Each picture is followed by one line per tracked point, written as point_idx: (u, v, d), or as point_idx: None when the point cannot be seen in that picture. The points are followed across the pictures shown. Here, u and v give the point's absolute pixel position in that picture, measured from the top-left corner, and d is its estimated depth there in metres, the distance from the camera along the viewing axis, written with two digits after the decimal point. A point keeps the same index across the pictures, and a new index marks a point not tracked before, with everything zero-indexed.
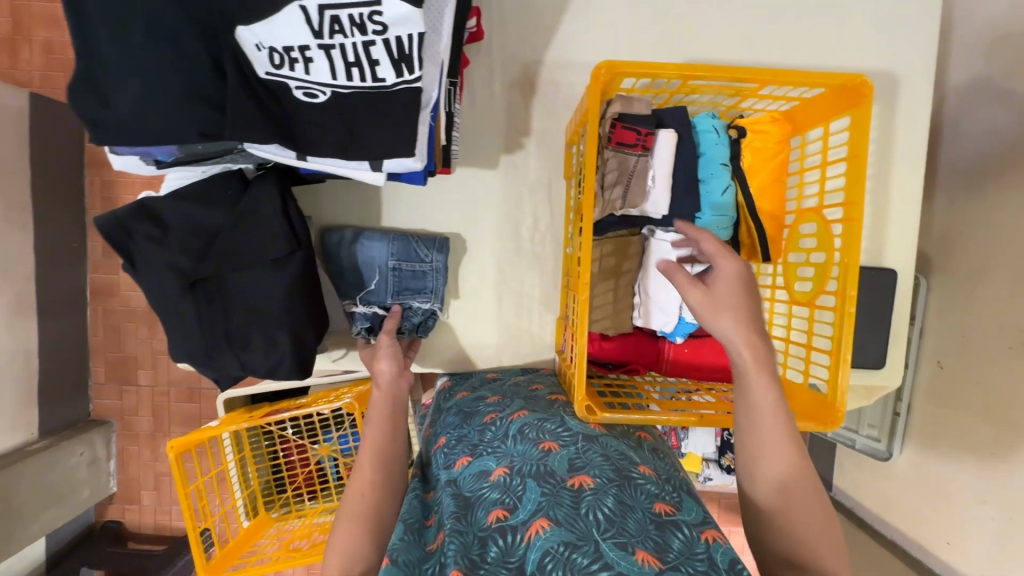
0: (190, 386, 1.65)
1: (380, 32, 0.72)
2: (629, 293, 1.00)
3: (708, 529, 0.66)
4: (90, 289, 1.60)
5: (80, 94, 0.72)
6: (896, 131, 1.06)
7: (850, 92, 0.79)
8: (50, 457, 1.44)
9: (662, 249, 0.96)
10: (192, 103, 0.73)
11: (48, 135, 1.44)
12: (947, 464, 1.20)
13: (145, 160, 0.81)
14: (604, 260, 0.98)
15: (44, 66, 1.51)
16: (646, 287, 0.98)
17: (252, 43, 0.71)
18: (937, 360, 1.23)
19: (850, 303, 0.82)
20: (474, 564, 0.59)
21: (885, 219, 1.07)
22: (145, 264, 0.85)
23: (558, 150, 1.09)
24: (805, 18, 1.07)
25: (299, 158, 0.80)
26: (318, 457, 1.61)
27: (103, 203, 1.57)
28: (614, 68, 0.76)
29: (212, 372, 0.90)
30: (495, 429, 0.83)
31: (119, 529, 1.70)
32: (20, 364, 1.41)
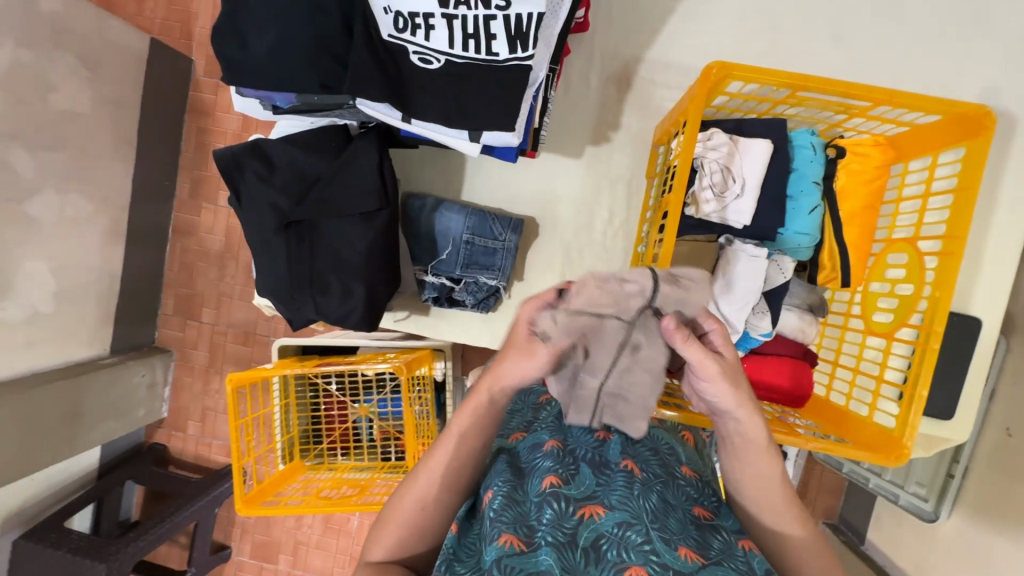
0: (247, 329, 1.73)
1: (503, 8, 0.75)
2: None
3: (746, 536, 0.63)
4: (173, 225, 1.71)
5: (223, 36, 0.79)
6: (1005, 174, 1.00)
7: (970, 122, 0.76)
8: (115, 373, 1.56)
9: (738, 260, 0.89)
10: (318, 55, 0.78)
11: (162, 78, 1.56)
12: (1000, 535, 1.12)
13: (264, 104, 0.88)
14: None
15: (165, 15, 1.63)
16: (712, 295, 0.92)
17: (381, 6, 0.77)
18: (1006, 427, 1.15)
19: (934, 340, 0.79)
20: (531, 530, 0.59)
21: (978, 264, 1.02)
22: (250, 199, 0.92)
23: (643, 149, 1.10)
24: (919, 48, 1.04)
25: (402, 119, 0.83)
26: (356, 417, 1.66)
27: (197, 147, 1.68)
28: (725, 69, 0.76)
29: (288, 311, 0.96)
30: (550, 406, 0.81)
31: (163, 451, 1.81)
32: (106, 283, 1.53)
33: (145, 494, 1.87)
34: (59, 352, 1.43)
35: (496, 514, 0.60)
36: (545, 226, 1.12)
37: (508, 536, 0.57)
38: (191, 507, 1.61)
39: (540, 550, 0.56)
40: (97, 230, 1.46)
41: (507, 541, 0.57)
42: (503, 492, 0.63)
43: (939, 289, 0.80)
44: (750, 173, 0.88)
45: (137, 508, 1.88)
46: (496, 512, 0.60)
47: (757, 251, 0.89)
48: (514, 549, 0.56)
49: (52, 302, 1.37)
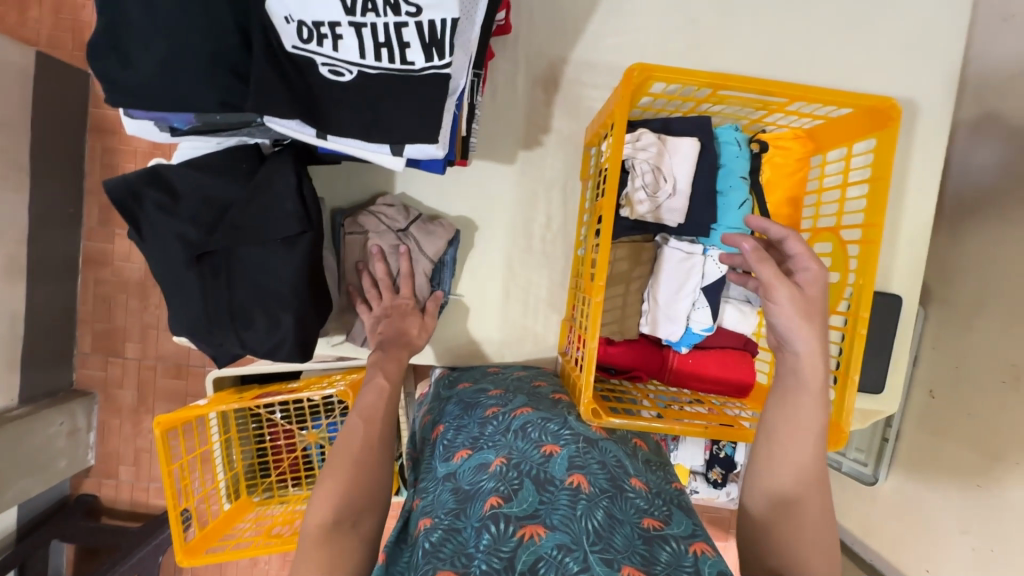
0: (177, 362, 1.60)
1: (414, 15, 0.70)
2: (637, 301, 0.97)
3: (697, 542, 0.61)
4: (83, 255, 1.56)
5: (102, 52, 0.70)
6: (913, 157, 1.06)
7: (878, 114, 0.79)
8: (29, 424, 1.40)
9: (675, 258, 0.93)
10: (215, 72, 0.72)
11: (55, 95, 1.41)
12: (931, 493, 1.20)
13: (160, 126, 0.80)
14: (615, 264, 0.95)
15: (51, 25, 1.47)
16: (656, 293, 0.95)
17: (281, 15, 0.70)
18: (929, 389, 1.23)
19: (862, 325, 0.82)
20: (468, 560, 0.57)
21: (895, 243, 1.07)
22: (153, 231, 0.83)
23: (577, 150, 1.09)
24: (828, 40, 1.08)
25: (317, 136, 0.78)
26: (305, 444, 1.58)
27: (103, 168, 1.54)
28: (646, 71, 0.75)
29: (211, 348, 0.88)
30: (497, 422, 0.80)
31: (94, 502, 1.66)
32: (8, 327, 1.37)
33: (77, 551, 1.71)
34: None
35: (433, 549, 0.59)
36: (484, 233, 1.09)
37: (443, 571, 0.56)
38: (129, 560, 1.47)
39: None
40: None
41: None
42: (445, 524, 0.63)
43: (862, 276, 0.83)
44: (680, 174, 0.89)
45: (69, 567, 1.71)
46: (432, 547, 0.60)
47: (691, 247, 0.93)
48: None
49: None
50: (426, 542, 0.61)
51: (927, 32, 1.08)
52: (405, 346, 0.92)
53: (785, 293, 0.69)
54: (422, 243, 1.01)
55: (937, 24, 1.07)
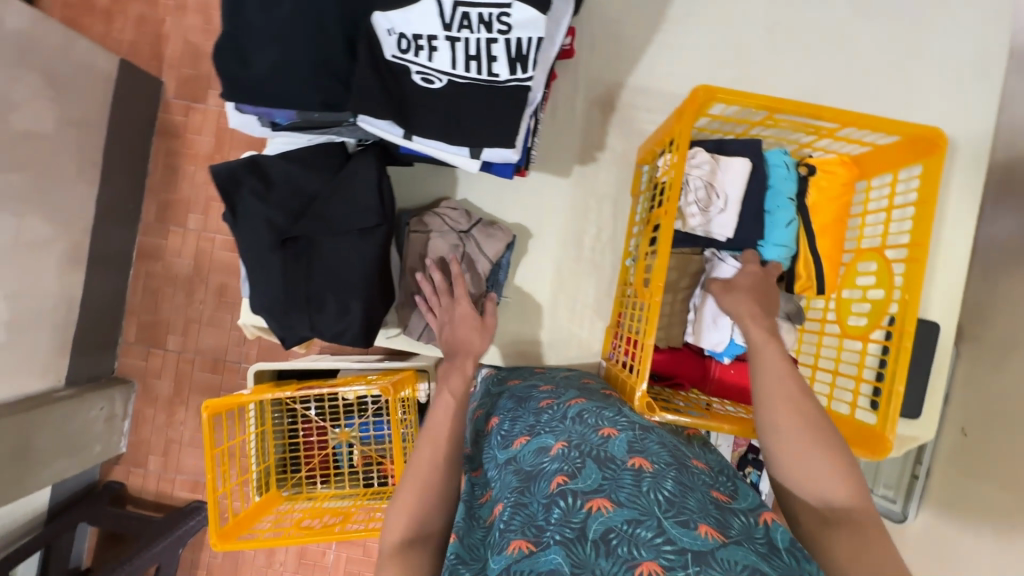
0: (215, 357, 1.66)
1: (504, 32, 0.79)
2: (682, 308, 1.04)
3: (765, 512, 0.64)
4: (138, 249, 1.66)
5: (225, 56, 0.80)
6: (952, 191, 1.11)
7: (925, 142, 0.85)
8: (70, 406, 1.47)
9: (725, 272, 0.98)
10: (323, 74, 0.80)
11: (131, 99, 1.53)
12: (963, 528, 1.18)
13: (263, 121, 0.89)
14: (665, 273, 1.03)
15: (134, 37, 1.61)
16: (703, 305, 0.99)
17: (384, 28, 0.80)
18: (962, 427, 1.24)
19: (907, 339, 0.85)
20: (539, 530, 0.61)
21: (934, 272, 1.11)
22: (246, 215, 0.90)
23: (628, 168, 1.15)
24: (868, 79, 1.15)
25: (404, 136, 0.86)
26: (336, 442, 1.61)
27: (165, 169, 1.64)
28: (711, 92, 0.81)
29: (281, 328, 0.94)
30: (552, 412, 0.84)
31: (121, 489, 1.70)
32: (63, 310, 1.45)
33: (99, 537, 1.74)
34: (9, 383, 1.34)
35: (505, 523, 0.65)
36: (538, 237, 1.15)
37: (518, 542, 0.61)
38: (151, 549, 1.50)
39: (549, 549, 0.58)
40: (55, 254, 1.39)
41: (516, 547, 0.60)
42: (513, 502, 0.67)
43: (907, 293, 0.87)
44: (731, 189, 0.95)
45: (89, 553, 1.74)
46: (506, 522, 0.64)
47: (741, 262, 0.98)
48: (522, 553, 0.59)
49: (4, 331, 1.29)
50: (499, 519, 0.67)
51: (962, 77, 1.14)
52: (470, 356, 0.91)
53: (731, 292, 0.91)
54: (481, 245, 1.07)
55: (972, 70, 1.14)
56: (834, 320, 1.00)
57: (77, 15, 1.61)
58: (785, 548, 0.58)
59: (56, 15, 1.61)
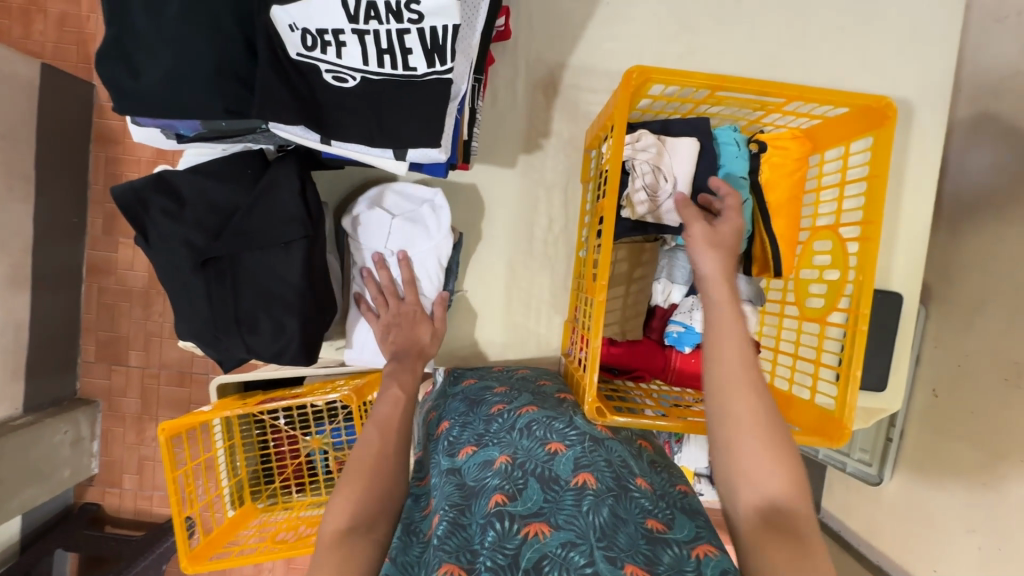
0: (180, 371, 1.60)
1: (416, 21, 0.72)
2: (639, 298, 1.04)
3: (701, 544, 0.61)
4: (86, 265, 1.57)
5: (110, 64, 0.72)
6: (910, 156, 1.07)
7: (875, 113, 0.80)
8: (31, 434, 1.41)
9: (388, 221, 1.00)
10: (222, 78, 0.73)
11: (59, 107, 1.42)
12: (934, 493, 1.19)
13: (167, 133, 0.81)
14: (616, 265, 1.03)
15: (56, 38, 1.48)
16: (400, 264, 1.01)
17: (286, 23, 0.71)
18: (932, 388, 1.22)
19: (862, 321, 0.83)
20: (473, 556, 0.57)
21: (895, 242, 1.08)
22: (160, 237, 0.84)
23: (577, 152, 1.10)
24: (823, 43, 1.10)
25: (322, 141, 0.79)
26: (309, 450, 1.57)
27: (105, 178, 1.54)
28: (645, 74, 0.76)
29: (217, 353, 0.88)
30: (501, 421, 0.81)
31: (98, 511, 1.65)
32: (11, 336, 1.37)
33: (81, 561, 1.70)
34: None
35: (440, 542, 0.59)
36: (486, 238, 1.10)
37: (449, 565, 0.56)
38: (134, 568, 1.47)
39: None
40: None
41: (447, 571, 0.55)
42: (448, 518, 0.63)
43: (861, 273, 0.84)
44: (444, 225, 1.00)
45: None
46: (440, 539, 0.60)
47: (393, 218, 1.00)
48: None
49: None
50: (434, 534, 0.62)
51: (919, 35, 1.09)
52: (417, 355, 0.93)
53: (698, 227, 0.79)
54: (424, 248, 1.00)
55: (929, 26, 1.09)
56: (793, 301, 0.98)
57: None
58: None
59: None
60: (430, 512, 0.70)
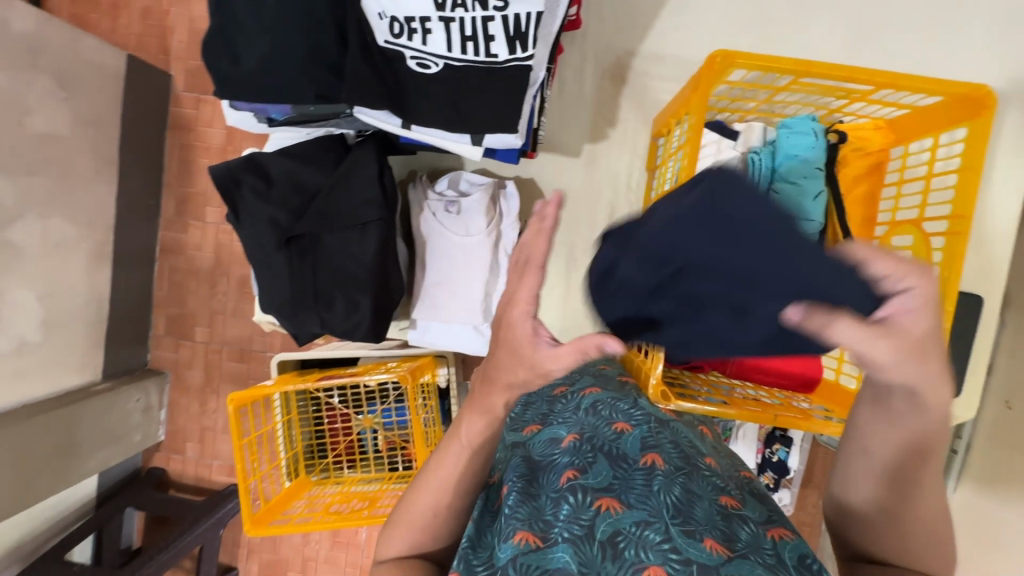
0: (242, 347, 1.68)
1: (501, 8, 0.74)
2: None
3: (775, 527, 0.61)
4: (160, 244, 1.67)
5: (214, 51, 0.77)
6: (999, 153, 1.02)
7: (971, 102, 0.77)
8: (106, 399, 1.52)
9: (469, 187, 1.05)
10: (314, 66, 0.77)
11: (141, 95, 1.52)
12: (1005, 508, 1.12)
13: (259, 117, 0.86)
14: None
15: (140, 30, 1.58)
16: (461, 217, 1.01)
17: (375, 12, 0.76)
18: (1006, 400, 1.16)
19: (944, 319, 0.80)
20: (547, 525, 0.58)
21: (977, 241, 1.03)
22: (248, 216, 0.89)
23: (641, 142, 1.09)
24: (903, 34, 1.06)
25: (402, 125, 0.81)
26: (360, 429, 1.62)
27: (179, 163, 1.63)
28: (729, 58, 0.74)
29: (293, 327, 0.93)
30: (566, 401, 0.82)
31: (163, 475, 1.77)
32: (94, 307, 1.48)
33: (146, 520, 1.83)
34: (50, 380, 1.39)
35: (511, 508, 0.60)
36: (548, 226, 1.12)
37: (523, 533, 0.56)
38: (194, 531, 1.56)
39: (556, 546, 0.55)
40: (81, 255, 1.41)
41: (523, 539, 0.56)
42: (519, 488, 0.63)
43: (946, 270, 0.81)
44: (512, 213, 1.04)
45: (139, 535, 1.83)
46: (512, 508, 0.60)
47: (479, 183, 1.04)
48: (529, 546, 0.55)
49: (40, 330, 1.33)
50: (504, 502, 0.62)
51: (1011, 27, 1.04)
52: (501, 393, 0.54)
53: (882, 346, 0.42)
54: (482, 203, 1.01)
55: (1021, 17, 1.03)
56: None
57: (83, 11, 1.59)
58: (793, 563, 0.55)
59: (62, 12, 1.59)
60: (498, 482, 0.71)
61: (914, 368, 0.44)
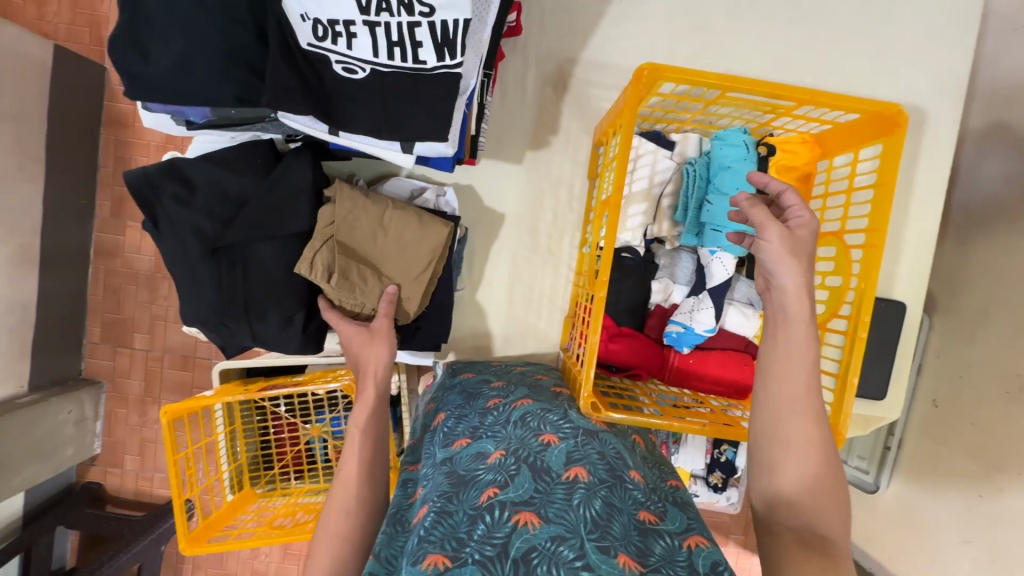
0: (184, 354, 1.60)
1: (427, 14, 0.72)
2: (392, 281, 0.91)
3: (692, 535, 0.62)
4: (94, 246, 1.57)
5: (121, 46, 0.72)
6: (920, 166, 1.07)
7: (885, 121, 0.80)
8: (36, 412, 1.41)
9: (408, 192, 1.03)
10: (234, 68, 0.73)
11: (70, 89, 1.42)
12: (932, 505, 1.17)
13: (177, 119, 0.82)
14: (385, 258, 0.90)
15: (70, 19, 1.48)
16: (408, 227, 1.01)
17: (297, 13, 0.72)
18: (933, 398, 1.20)
19: (862, 329, 0.83)
20: (459, 544, 0.56)
21: (901, 249, 1.07)
22: (169, 224, 0.86)
23: (586, 149, 1.09)
24: (834, 49, 1.09)
25: (329, 132, 0.79)
26: (309, 438, 1.55)
27: (114, 162, 1.54)
28: (656, 71, 0.75)
29: (220, 338, 0.90)
30: (498, 414, 0.81)
31: (99, 489, 1.67)
32: (18, 313, 1.38)
33: (81, 538, 1.72)
34: None
35: (424, 533, 0.59)
36: (493, 232, 1.10)
37: (434, 555, 0.55)
38: (134, 547, 1.48)
39: (465, 566, 0.53)
40: (1, 258, 1.31)
41: (431, 562, 0.54)
42: (436, 507, 0.62)
43: (864, 281, 0.83)
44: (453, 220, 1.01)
45: (73, 554, 1.72)
46: (425, 531, 0.59)
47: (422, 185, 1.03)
48: (436, 568, 0.53)
49: None
50: (421, 525, 0.61)
51: (933, 47, 1.09)
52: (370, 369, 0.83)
53: (777, 229, 0.68)
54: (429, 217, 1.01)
55: (940, 36, 1.08)
56: None
57: None
58: (705, 571, 0.57)
59: None
60: (418, 502, 0.69)
61: (801, 263, 0.67)
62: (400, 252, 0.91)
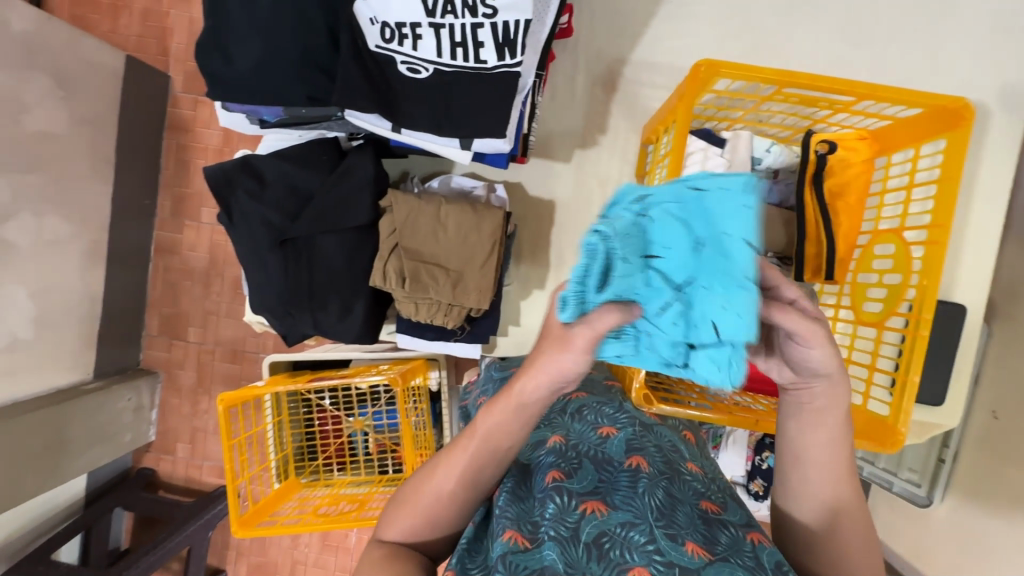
0: (235, 347, 1.67)
1: (490, 15, 0.75)
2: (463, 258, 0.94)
3: (753, 530, 0.61)
4: (155, 244, 1.66)
5: (206, 51, 0.78)
6: (980, 166, 1.03)
7: (952, 115, 0.79)
8: (100, 398, 1.51)
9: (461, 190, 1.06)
10: (307, 70, 0.78)
11: (139, 96, 1.51)
12: (992, 519, 1.11)
13: (252, 118, 0.88)
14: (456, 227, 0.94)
15: (140, 31, 1.58)
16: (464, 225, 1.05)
17: (367, 17, 0.77)
18: (992, 410, 1.15)
19: (925, 326, 0.82)
20: (535, 527, 0.58)
21: (960, 249, 1.04)
22: (241, 216, 0.91)
23: (632, 148, 1.11)
24: (888, 47, 1.08)
25: (392, 129, 0.83)
26: (351, 430, 1.59)
27: (176, 164, 1.63)
28: (713, 67, 0.76)
29: (283, 325, 0.94)
30: (552, 405, 0.83)
31: (153, 475, 1.75)
32: (87, 304, 1.47)
33: (135, 521, 1.81)
34: (42, 376, 1.39)
35: (497, 511, 0.60)
36: (539, 230, 1.13)
37: (513, 532, 0.56)
38: (185, 530, 1.55)
39: (544, 546, 0.55)
40: (74, 253, 1.40)
41: (512, 537, 0.56)
42: (506, 487, 0.63)
43: (926, 278, 0.83)
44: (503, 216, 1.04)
45: (127, 536, 1.81)
46: (502, 507, 0.60)
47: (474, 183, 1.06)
48: (517, 546, 0.55)
49: (32, 327, 1.31)
50: (493, 503, 0.62)
51: (994, 44, 1.06)
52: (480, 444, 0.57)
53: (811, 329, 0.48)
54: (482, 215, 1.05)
55: (1001, 33, 1.05)
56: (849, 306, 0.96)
57: (83, 12, 1.59)
58: (771, 568, 0.56)
59: (63, 13, 1.59)
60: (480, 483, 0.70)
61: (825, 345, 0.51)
62: (462, 243, 0.94)
